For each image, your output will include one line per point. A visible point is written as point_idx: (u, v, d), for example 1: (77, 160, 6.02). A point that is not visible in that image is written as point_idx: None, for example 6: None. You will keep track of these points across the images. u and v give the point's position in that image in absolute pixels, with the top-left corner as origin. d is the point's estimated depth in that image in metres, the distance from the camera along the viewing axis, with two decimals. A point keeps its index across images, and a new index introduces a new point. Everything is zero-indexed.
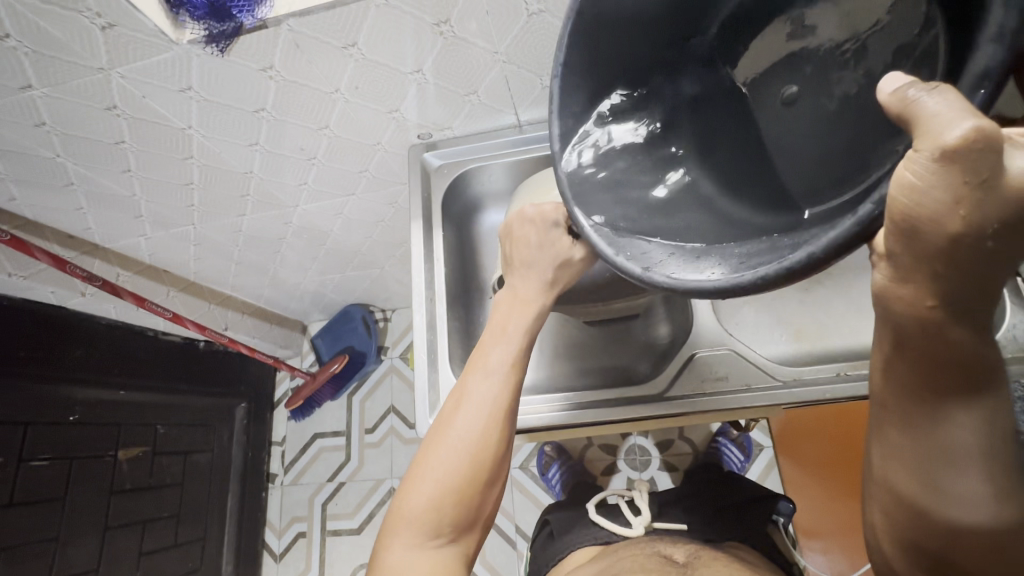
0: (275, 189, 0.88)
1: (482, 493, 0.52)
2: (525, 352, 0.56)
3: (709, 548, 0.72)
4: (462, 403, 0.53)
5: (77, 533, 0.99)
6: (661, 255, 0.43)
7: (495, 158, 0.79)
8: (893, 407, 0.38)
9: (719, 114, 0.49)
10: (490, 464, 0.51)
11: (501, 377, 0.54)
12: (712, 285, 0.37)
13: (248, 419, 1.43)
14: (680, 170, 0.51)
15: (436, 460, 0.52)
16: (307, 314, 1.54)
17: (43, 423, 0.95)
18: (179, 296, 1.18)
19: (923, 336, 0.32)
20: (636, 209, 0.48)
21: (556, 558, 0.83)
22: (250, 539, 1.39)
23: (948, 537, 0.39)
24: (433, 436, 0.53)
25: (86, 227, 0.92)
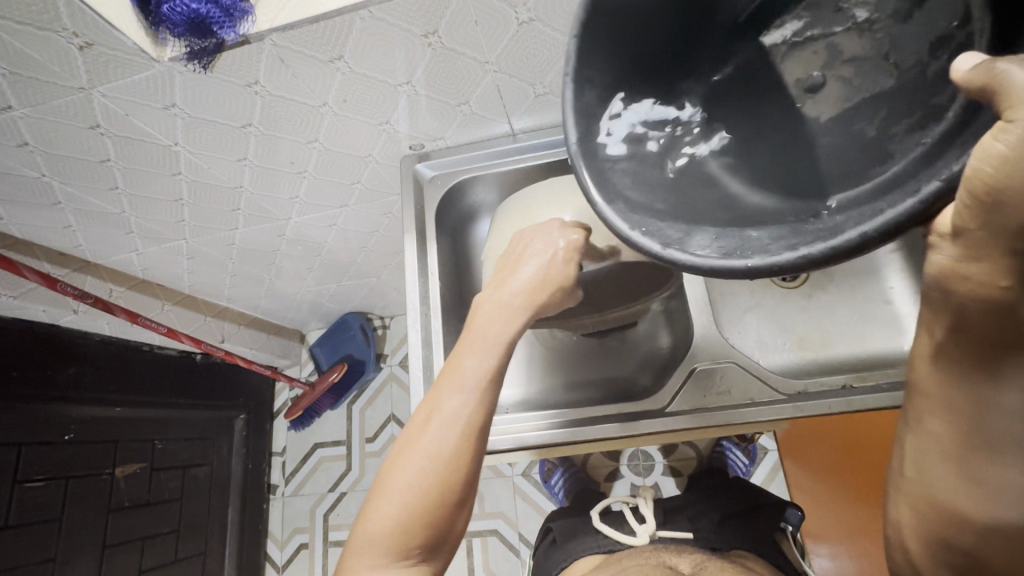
0: (266, 203, 0.86)
1: (450, 513, 0.49)
2: (502, 364, 0.53)
3: (714, 557, 0.70)
4: (438, 412, 0.51)
5: (76, 553, 0.98)
6: (678, 233, 0.40)
7: (489, 168, 0.77)
8: (937, 393, 0.38)
9: (751, 90, 0.47)
10: (457, 484, 0.49)
11: (473, 392, 0.51)
12: (745, 265, 0.34)
13: (248, 431, 1.42)
14: (693, 137, 0.47)
15: (404, 474, 0.49)
16: (305, 323, 1.53)
17: (36, 443, 0.94)
18: (174, 310, 1.17)
19: (987, 322, 0.33)
20: (653, 184, 0.45)
21: (556, 568, 0.81)
22: (252, 551, 1.38)
23: (979, 519, 0.39)
24: (400, 450, 0.52)
25: (77, 244, 0.91)
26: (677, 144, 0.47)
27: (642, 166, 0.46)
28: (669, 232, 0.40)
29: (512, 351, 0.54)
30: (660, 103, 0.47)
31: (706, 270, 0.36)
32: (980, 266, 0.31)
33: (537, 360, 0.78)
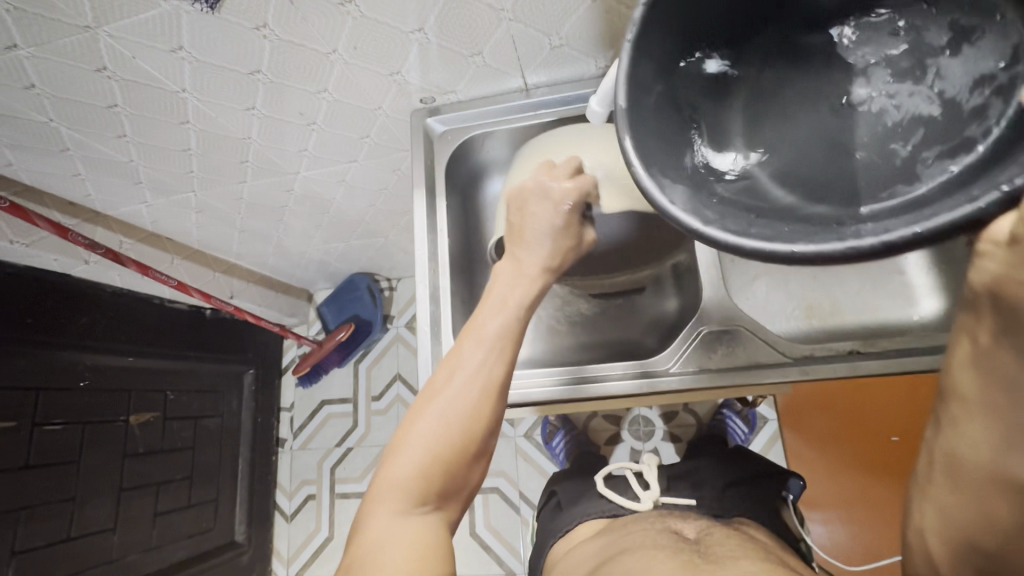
0: (275, 156, 0.85)
1: (469, 463, 0.51)
2: (523, 325, 0.54)
3: (717, 524, 0.71)
4: (461, 371, 0.51)
5: (95, 494, 1.02)
6: (711, 214, 0.38)
7: (501, 124, 0.76)
8: (977, 408, 0.30)
9: (781, 83, 0.44)
10: (477, 438, 0.50)
11: (496, 350, 0.52)
12: (791, 252, 0.33)
13: (256, 385, 1.45)
14: (723, 131, 0.45)
15: (427, 428, 0.50)
16: (313, 282, 1.54)
17: (53, 389, 0.96)
18: (184, 264, 1.18)
19: None
20: (677, 160, 0.42)
21: (560, 530, 0.83)
22: (263, 500, 1.44)
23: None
24: (422, 402, 0.52)
25: (86, 193, 0.91)
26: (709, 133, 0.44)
27: (672, 142, 0.42)
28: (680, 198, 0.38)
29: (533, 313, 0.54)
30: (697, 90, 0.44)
31: (720, 245, 0.35)
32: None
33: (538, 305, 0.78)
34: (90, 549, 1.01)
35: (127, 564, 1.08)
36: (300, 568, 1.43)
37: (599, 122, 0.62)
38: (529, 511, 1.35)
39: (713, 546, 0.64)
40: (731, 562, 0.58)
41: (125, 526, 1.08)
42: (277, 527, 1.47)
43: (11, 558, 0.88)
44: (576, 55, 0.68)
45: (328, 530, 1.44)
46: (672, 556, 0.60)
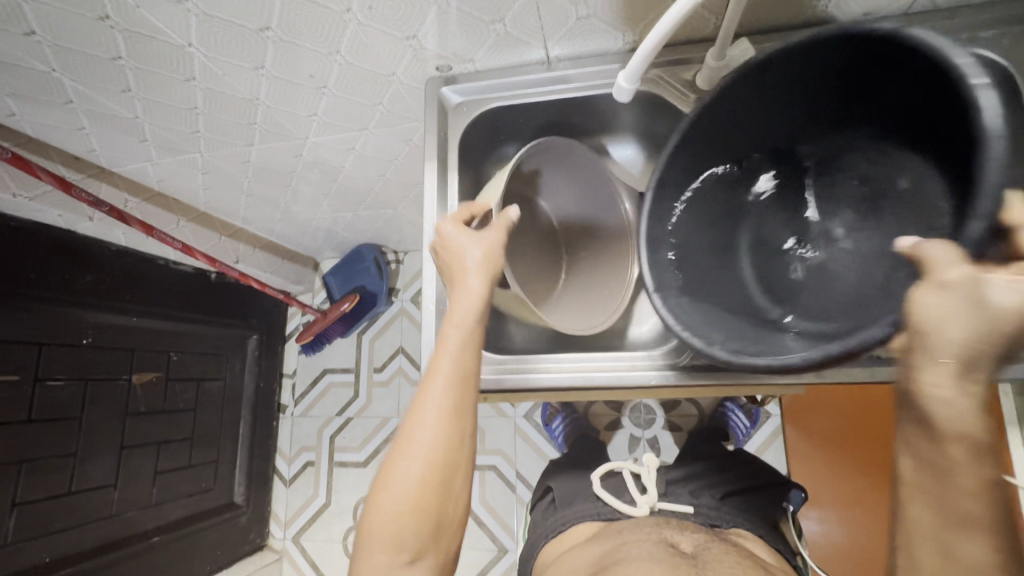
0: (284, 120, 0.82)
1: (445, 504, 0.51)
2: (473, 353, 0.54)
3: (716, 539, 0.70)
4: (422, 413, 0.52)
5: (95, 451, 1.02)
6: (710, 335, 0.52)
7: (518, 97, 0.73)
8: (912, 487, 0.35)
9: (776, 240, 0.61)
10: (447, 477, 0.51)
11: (452, 385, 0.52)
12: (762, 364, 0.45)
13: (260, 351, 1.46)
14: (736, 275, 0.61)
15: (399, 477, 0.50)
16: (319, 251, 1.52)
17: (55, 344, 0.96)
18: (190, 226, 1.16)
19: (949, 406, 0.32)
20: (688, 293, 0.58)
21: (553, 531, 0.82)
22: (262, 464, 1.46)
23: None
24: (394, 452, 0.52)
25: (91, 148, 0.89)
26: (719, 272, 0.61)
27: (687, 283, 0.59)
28: (703, 321, 0.55)
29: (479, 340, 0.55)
30: (712, 244, 0.62)
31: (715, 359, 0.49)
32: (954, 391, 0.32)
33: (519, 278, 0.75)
34: (90, 504, 1.01)
35: (127, 520, 1.09)
36: (298, 532, 1.46)
37: (625, 100, 0.61)
38: (524, 491, 1.36)
39: (711, 563, 0.63)
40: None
41: (126, 483, 1.09)
42: (276, 491, 1.50)
43: (12, 508, 0.89)
44: (603, 27, 0.64)
45: (325, 496, 1.46)
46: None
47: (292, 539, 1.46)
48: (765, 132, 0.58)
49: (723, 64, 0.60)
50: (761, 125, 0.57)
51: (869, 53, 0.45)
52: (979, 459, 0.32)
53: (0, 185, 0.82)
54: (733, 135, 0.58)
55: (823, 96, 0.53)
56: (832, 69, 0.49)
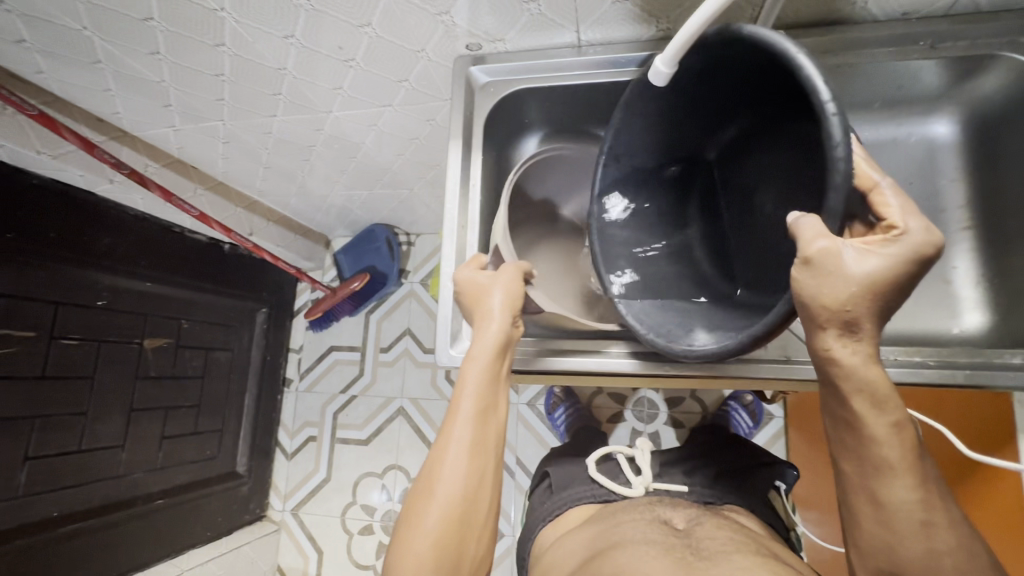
0: (309, 92, 0.82)
1: (471, 539, 0.53)
2: (493, 389, 0.57)
3: (709, 514, 0.71)
4: (447, 454, 0.54)
5: (105, 412, 1.04)
6: (671, 330, 0.57)
7: (549, 80, 0.73)
8: (836, 438, 0.43)
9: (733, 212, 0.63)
10: (473, 513, 0.53)
11: (476, 423, 0.55)
12: (709, 354, 0.49)
13: (269, 324, 1.47)
14: (698, 251, 0.65)
15: (426, 516, 0.52)
16: (331, 228, 1.52)
17: (71, 304, 0.97)
18: (207, 195, 1.17)
19: (835, 370, 0.40)
20: (646, 285, 0.63)
21: (551, 514, 0.83)
22: (265, 436, 1.47)
23: (898, 554, 0.41)
24: (419, 492, 0.54)
25: (115, 111, 0.89)
26: (680, 253, 0.65)
27: (644, 276, 0.63)
28: (658, 321, 0.58)
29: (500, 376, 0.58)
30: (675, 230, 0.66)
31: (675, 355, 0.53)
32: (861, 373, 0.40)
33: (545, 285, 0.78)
34: (98, 463, 1.03)
35: (133, 482, 1.10)
36: (296, 505, 1.48)
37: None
38: (524, 478, 1.37)
39: (703, 538, 0.63)
40: (721, 554, 0.59)
41: (133, 446, 1.10)
42: (276, 463, 1.52)
43: (23, 462, 0.90)
44: (638, 13, 0.63)
45: (325, 471, 1.48)
46: (665, 556, 0.58)
47: (291, 512, 1.48)
48: (673, 133, 0.63)
49: None
50: (669, 132, 0.63)
51: (738, 55, 0.52)
52: (876, 407, 0.40)
53: (25, 141, 0.82)
54: (658, 142, 0.63)
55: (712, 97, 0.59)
56: (707, 67, 0.55)
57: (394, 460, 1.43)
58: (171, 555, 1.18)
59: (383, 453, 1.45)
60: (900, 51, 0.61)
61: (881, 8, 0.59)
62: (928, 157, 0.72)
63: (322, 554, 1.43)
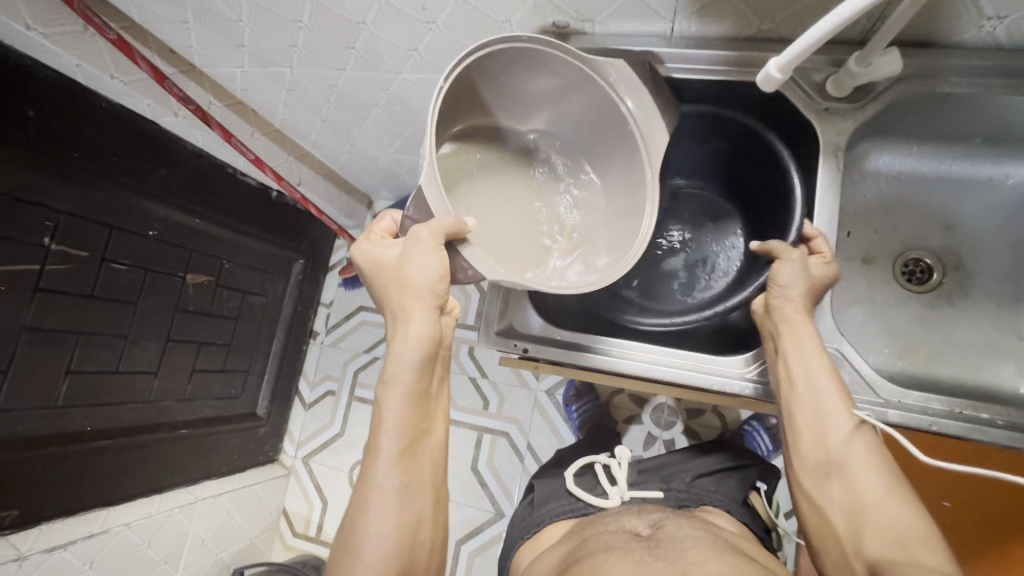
0: (382, 49, 0.81)
1: (415, 549, 0.64)
2: (412, 424, 0.65)
3: (674, 516, 0.69)
4: (374, 490, 0.63)
5: (143, 338, 1.06)
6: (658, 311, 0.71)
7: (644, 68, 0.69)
8: (784, 374, 0.64)
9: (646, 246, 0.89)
10: (410, 529, 0.64)
11: (395, 463, 0.64)
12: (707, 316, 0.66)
13: (303, 276, 1.48)
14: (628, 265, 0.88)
15: (370, 545, 0.62)
16: (375, 189, 1.52)
17: (125, 230, 0.98)
18: (263, 140, 1.17)
19: (791, 310, 0.64)
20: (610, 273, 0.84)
21: (529, 532, 0.80)
22: (287, 382, 1.51)
23: (831, 453, 0.60)
24: (353, 528, 0.64)
25: (188, 45, 0.90)
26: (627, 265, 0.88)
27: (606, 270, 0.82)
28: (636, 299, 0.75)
29: (420, 403, 0.66)
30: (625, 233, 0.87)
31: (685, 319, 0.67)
32: (810, 338, 0.63)
33: (491, 238, 0.69)
34: (132, 386, 1.06)
35: (162, 408, 1.14)
36: (308, 454, 1.52)
37: (768, 91, 0.57)
38: (531, 463, 1.37)
39: (665, 540, 0.62)
40: (679, 556, 0.58)
41: (166, 374, 1.13)
42: (294, 411, 1.56)
43: (65, 375, 0.93)
44: (741, 8, 0.60)
45: (339, 426, 1.51)
46: (626, 557, 0.59)
47: (302, 459, 1.52)
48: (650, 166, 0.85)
49: (865, 71, 0.58)
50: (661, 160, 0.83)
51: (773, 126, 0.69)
52: (802, 336, 0.63)
53: (101, 65, 0.84)
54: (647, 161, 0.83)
55: (844, 103, 0.64)
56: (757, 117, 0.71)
57: None
58: (188, 483, 1.23)
59: None
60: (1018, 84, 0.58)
61: (1013, 32, 0.55)
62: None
63: (327, 504, 1.47)
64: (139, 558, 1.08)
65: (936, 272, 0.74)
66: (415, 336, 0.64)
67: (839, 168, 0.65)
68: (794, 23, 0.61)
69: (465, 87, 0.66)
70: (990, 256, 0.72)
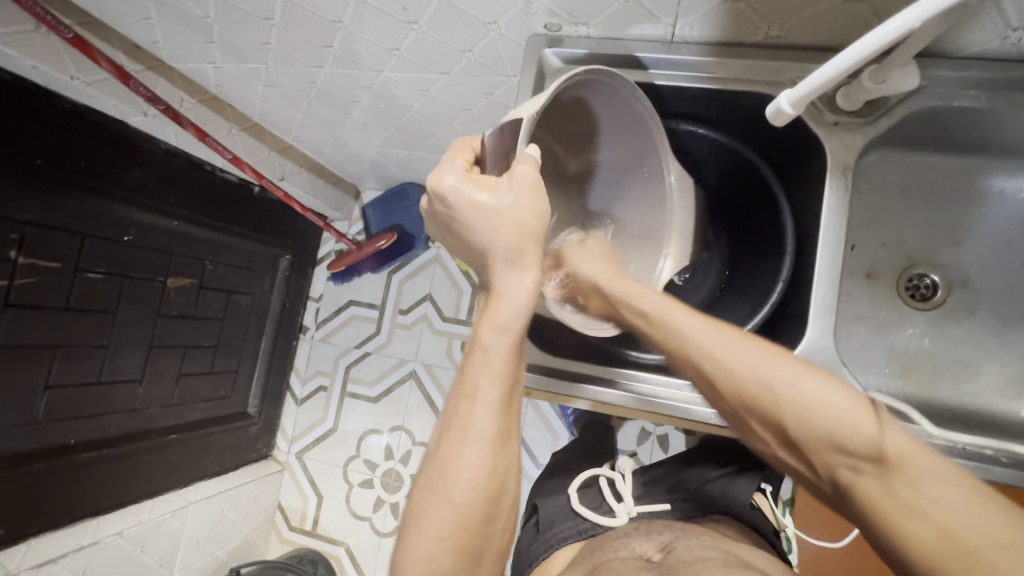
0: (361, 48, 0.75)
1: (497, 510, 0.53)
2: (514, 368, 0.55)
3: (683, 539, 0.65)
4: (463, 436, 0.52)
5: (124, 346, 1.03)
6: None
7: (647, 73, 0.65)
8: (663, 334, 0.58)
9: None
10: (497, 490, 0.53)
11: (495, 407, 0.53)
12: None
13: (291, 272, 1.44)
14: None
15: (448, 496, 0.52)
16: (362, 180, 1.46)
17: (99, 237, 0.94)
18: (242, 135, 1.12)
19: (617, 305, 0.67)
20: None
21: (537, 559, 0.78)
22: (278, 379, 1.49)
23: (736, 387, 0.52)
24: (433, 477, 0.53)
25: (154, 40, 0.84)
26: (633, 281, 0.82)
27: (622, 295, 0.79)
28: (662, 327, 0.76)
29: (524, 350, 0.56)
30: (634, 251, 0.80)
31: None
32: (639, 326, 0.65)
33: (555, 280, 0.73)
34: (116, 395, 1.03)
35: (148, 415, 1.12)
36: (302, 450, 1.51)
37: (778, 125, 0.55)
38: (526, 459, 1.37)
39: (675, 566, 0.58)
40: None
41: (151, 380, 1.10)
42: (287, 407, 1.54)
43: (44, 391, 0.90)
44: (749, 15, 0.56)
45: (333, 422, 1.50)
46: None
47: (296, 454, 1.52)
48: None
49: (880, 88, 0.55)
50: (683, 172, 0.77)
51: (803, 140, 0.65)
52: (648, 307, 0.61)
53: (59, 65, 0.78)
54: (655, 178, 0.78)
55: (855, 117, 0.61)
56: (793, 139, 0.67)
57: (401, 421, 1.45)
58: (179, 486, 1.22)
59: (389, 414, 1.46)
60: None
61: None
62: None
63: (322, 499, 1.47)
64: (134, 564, 1.08)
65: (942, 289, 0.72)
66: (530, 284, 0.55)
67: (846, 188, 0.61)
68: (805, 29, 0.56)
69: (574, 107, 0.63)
70: (998, 272, 0.70)
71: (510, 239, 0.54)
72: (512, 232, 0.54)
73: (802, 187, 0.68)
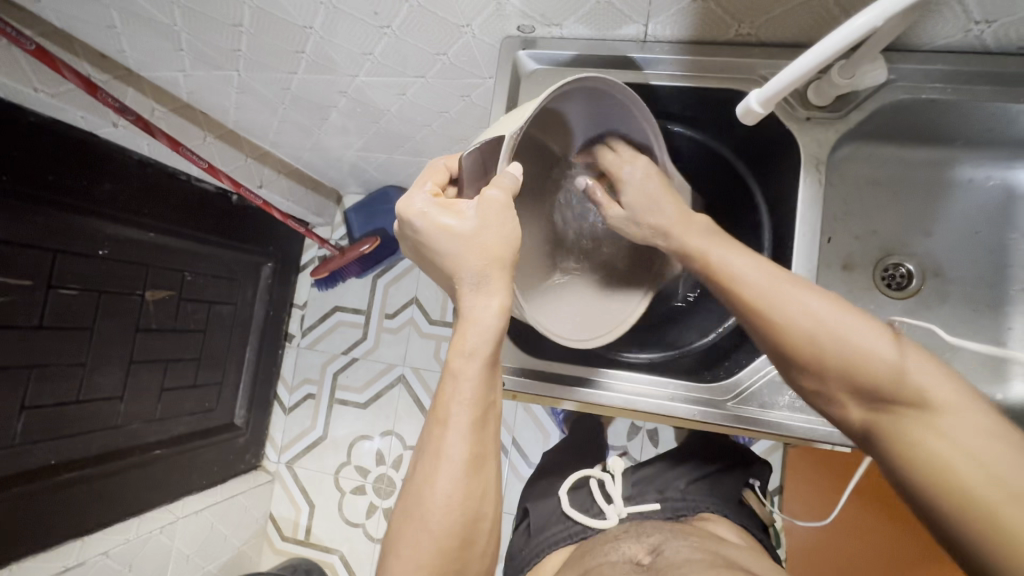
0: (333, 54, 0.75)
1: (474, 533, 0.53)
2: (486, 392, 0.53)
3: (671, 538, 0.66)
4: (438, 464, 0.51)
5: (103, 364, 1.01)
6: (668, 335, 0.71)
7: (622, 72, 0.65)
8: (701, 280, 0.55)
9: None
10: (473, 513, 0.53)
11: (469, 433, 0.52)
12: None
13: (273, 279, 1.42)
14: None
15: (428, 524, 0.51)
16: (343, 184, 1.44)
17: (70, 253, 0.92)
18: (216, 143, 1.10)
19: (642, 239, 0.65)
20: None
21: (529, 564, 0.78)
22: (264, 389, 1.47)
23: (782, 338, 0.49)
24: (410, 507, 0.52)
25: (121, 49, 0.82)
26: None
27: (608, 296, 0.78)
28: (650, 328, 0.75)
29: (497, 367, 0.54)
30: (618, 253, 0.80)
31: None
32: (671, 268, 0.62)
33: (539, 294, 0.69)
34: (96, 413, 1.01)
35: (131, 432, 1.10)
36: (291, 459, 1.50)
37: (749, 123, 0.55)
38: (518, 459, 1.37)
39: (663, 567, 0.59)
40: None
41: (132, 396, 1.08)
42: (275, 417, 1.52)
43: (20, 413, 0.88)
44: (719, 13, 0.56)
45: (322, 429, 1.49)
46: None
47: (286, 464, 1.50)
48: None
49: (851, 83, 0.55)
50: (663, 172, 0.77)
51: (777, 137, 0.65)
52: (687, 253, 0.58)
53: (22, 77, 0.76)
54: None
55: (826, 112, 0.61)
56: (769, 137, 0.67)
57: (391, 426, 1.44)
58: (166, 501, 1.20)
59: (378, 419, 1.45)
60: (1007, 91, 0.57)
61: (1001, 36, 0.53)
62: (1006, 205, 0.69)
63: (314, 507, 1.46)
64: None
65: (917, 278, 0.73)
66: (496, 307, 0.53)
67: (820, 182, 0.62)
68: (774, 26, 0.57)
69: (554, 114, 0.64)
70: (971, 259, 0.71)
71: (476, 262, 0.52)
72: (477, 255, 0.52)
73: (778, 182, 0.69)
